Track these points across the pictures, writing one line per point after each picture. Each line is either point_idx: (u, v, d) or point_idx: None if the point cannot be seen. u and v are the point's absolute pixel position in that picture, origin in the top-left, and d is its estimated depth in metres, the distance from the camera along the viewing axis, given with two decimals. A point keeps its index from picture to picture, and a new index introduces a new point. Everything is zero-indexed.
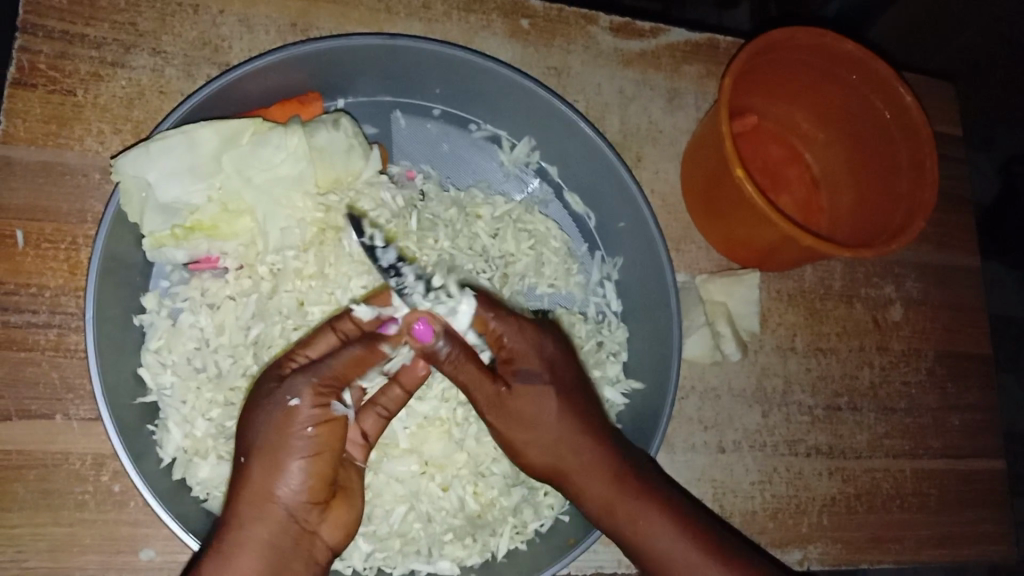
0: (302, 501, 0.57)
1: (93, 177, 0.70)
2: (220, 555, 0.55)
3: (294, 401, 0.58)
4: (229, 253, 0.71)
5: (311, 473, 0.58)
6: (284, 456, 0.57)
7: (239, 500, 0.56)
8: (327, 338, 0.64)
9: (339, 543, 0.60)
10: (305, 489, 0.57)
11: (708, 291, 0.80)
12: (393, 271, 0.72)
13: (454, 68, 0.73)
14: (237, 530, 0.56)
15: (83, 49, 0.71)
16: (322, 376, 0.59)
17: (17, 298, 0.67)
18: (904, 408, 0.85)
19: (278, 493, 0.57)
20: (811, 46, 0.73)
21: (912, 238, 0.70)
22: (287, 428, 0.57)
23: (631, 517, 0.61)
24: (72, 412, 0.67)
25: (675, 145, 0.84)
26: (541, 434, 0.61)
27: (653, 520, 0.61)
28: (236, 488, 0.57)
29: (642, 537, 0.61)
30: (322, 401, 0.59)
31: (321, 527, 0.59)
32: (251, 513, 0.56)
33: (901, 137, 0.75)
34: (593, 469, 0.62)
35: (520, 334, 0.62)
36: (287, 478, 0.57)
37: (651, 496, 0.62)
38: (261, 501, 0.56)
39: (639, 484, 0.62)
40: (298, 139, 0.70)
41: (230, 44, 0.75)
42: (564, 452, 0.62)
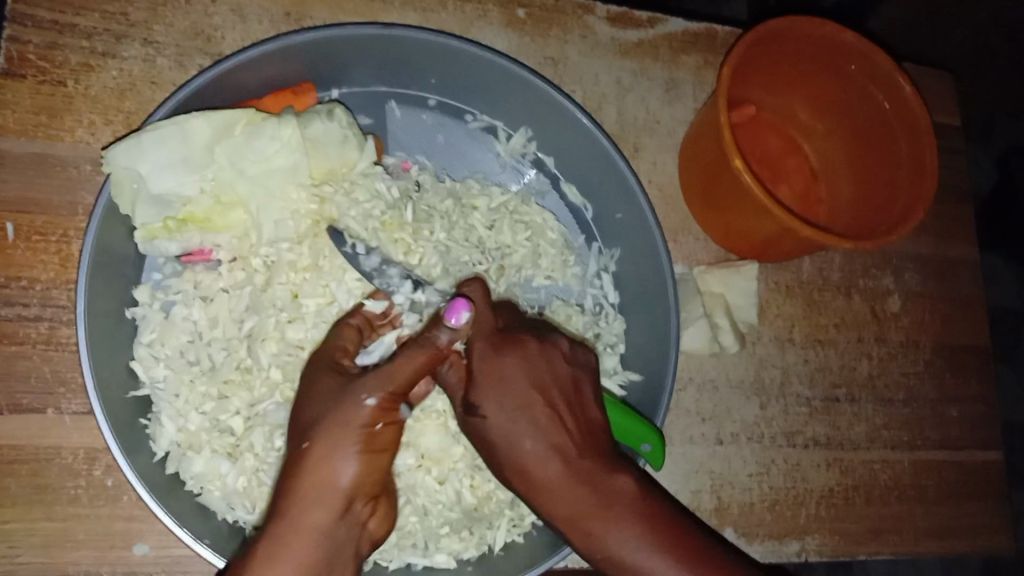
0: (361, 492, 0.55)
1: (84, 169, 0.69)
2: (273, 545, 0.51)
3: (370, 400, 0.55)
4: (223, 245, 0.71)
5: (372, 467, 0.55)
6: (350, 446, 0.54)
7: (297, 487, 0.53)
8: (351, 333, 0.66)
9: (380, 536, 0.59)
10: (366, 481, 0.55)
11: (706, 282, 0.80)
12: (377, 275, 0.71)
13: (450, 58, 0.72)
14: (296, 516, 0.52)
15: (74, 39, 0.70)
16: (399, 382, 0.57)
17: (8, 292, 0.66)
18: (903, 399, 0.85)
19: (340, 479, 0.54)
20: (810, 36, 0.73)
21: (911, 228, 0.69)
22: (355, 422, 0.55)
23: (598, 535, 0.55)
24: (64, 407, 0.66)
25: (672, 136, 0.83)
26: (495, 443, 0.58)
27: (620, 538, 0.55)
28: (290, 477, 0.54)
29: (611, 556, 0.55)
30: (393, 403, 0.57)
31: (370, 521, 0.57)
32: (312, 499, 0.53)
33: (901, 127, 0.74)
34: (555, 489, 0.56)
35: (479, 351, 0.58)
36: (346, 467, 0.54)
37: (621, 512, 0.55)
38: (322, 487, 0.53)
39: (606, 499, 0.55)
40: (292, 130, 0.69)
41: (223, 34, 0.74)
42: (521, 464, 0.57)
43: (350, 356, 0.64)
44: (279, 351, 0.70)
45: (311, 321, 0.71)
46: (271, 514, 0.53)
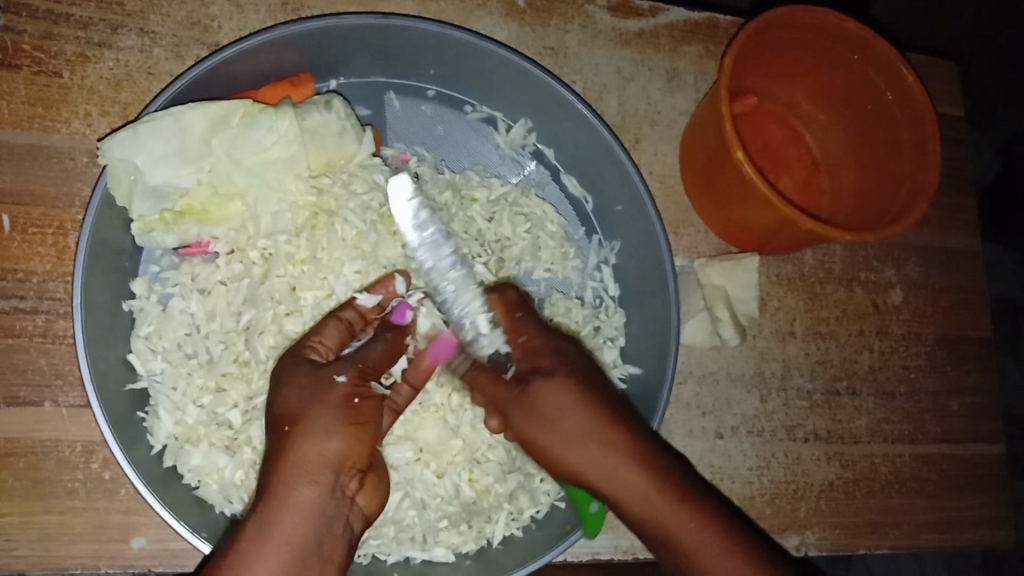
0: (346, 466, 0.57)
1: (80, 161, 0.69)
2: (264, 519, 0.53)
3: (340, 378, 0.59)
4: (220, 238, 0.70)
5: (354, 441, 0.57)
6: (329, 421, 0.56)
7: (284, 463, 0.55)
8: (337, 328, 0.65)
9: (372, 514, 0.60)
10: (351, 454, 0.57)
11: (706, 275, 0.79)
12: (424, 245, 0.72)
13: (448, 48, 0.72)
14: (284, 492, 0.54)
15: (69, 29, 0.69)
16: (364, 361, 0.61)
17: (4, 285, 0.66)
18: (904, 392, 0.84)
19: (324, 453, 0.56)
20: (813, 26, 0.72)
21: (913, 221, 0.68)
22: (333, 399, 0.58)
23: (674, 526, 0.57)
24: (61, 400, 0.66)
25: (673, 127, 0.82)
26: (563, 433, 0.60)
27: (699, 528, 0.57)
28: (277, 456, 0.56)
29: (690, 545, 0.57)
30: (362, 381, 0.60)
31: (359, 496, 0.58)
32: (299, 475, 0.55)
33: (904, 118, 0.74)
34: (625, 473, 0.59)
35: (541, 331, 0.65)
36: (329, 442, 0.56)
37: (697, 504, 0.58)
38: (308, 463, 0.55)
39: (683, 490, 0.59)
40: (288, 121, 0.68)
41: (220, 24, 0.73)
42: (596, 453, 0.59)
43: (323, 352, 0.63)
44: (277, 344, 0.69)
45: (309, 314, 0.70)
46: (261, 490, 0.55)
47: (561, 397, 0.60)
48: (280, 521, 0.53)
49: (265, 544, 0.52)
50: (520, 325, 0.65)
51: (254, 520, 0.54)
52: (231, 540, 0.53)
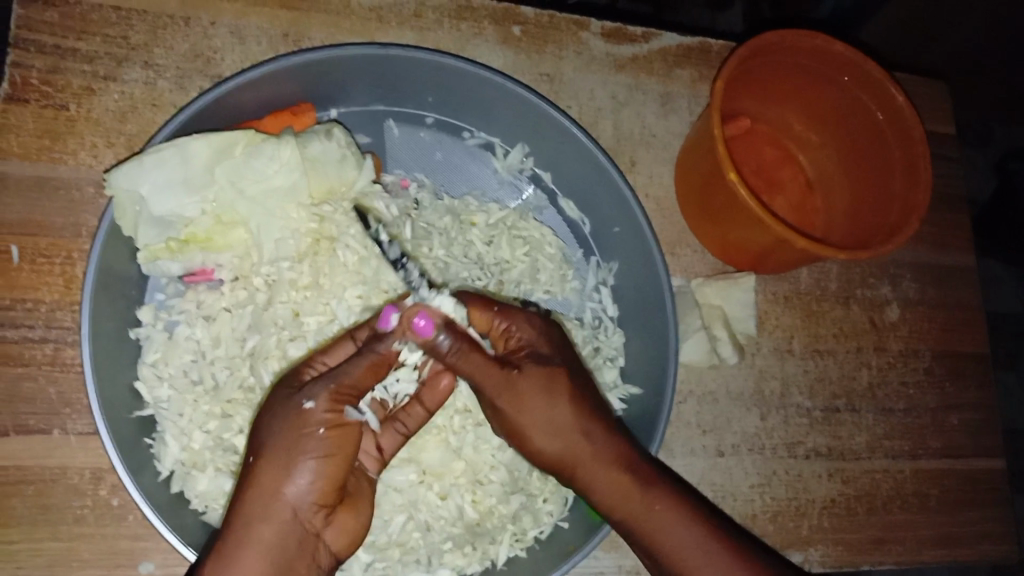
0: (309, 503, 0.57)
1: (87, 191, 0.70)
2: (225, 552, 0.55)
3: (309, 405, 0.58)
4: (224, 265, 0.71)
5: (319, 475, 0.58)
6: (294, 455, 0.57)
7: (247, 498, 0.57)
8: (346, 349, 0.65)
9: (341, 549, 0.61)
10: (315, 491, 0.58)
11: (704, 295, 0.80)
12: (399, 266, 0.73)
13: (445, 76, 0.73)
14: (243, 528, 0.56)
15: (76, 63, 0.71)
16: (340, 382, 0.60)
17: (13, 314, 0.67)
18: (903, 409, 0.85)
19: (284, 490, 0.57)
20: (802, 49, 0.73)
21: (908, 237, 0.70)
22: (298, 428, 0.58)
23: (646, 511, 0.61)
24: (69, 427, 0.67)
25: (668, 149, 0.84)
26: (552, 422, 0.62)
27: (670, 511, 0.61)
28: (243, 489, 0.57)
29: (654, 529, 0.61)
30: (338, 406, 0.59)
31: (326, 531, 0.59)
32: (258, 511, 0.56)
33: (894, 136, 0.75)
34: (597, 461, 0.62)
35: (528, 321, 0.65)
36: (293, 478, 0.57)
37: (666, 490, 0.62)
38: (269, 497, 0.56)
39: (654, 477, 0.63)
40: (290, 150, 0.70)
41: (222, 56, 0.75)
42: (579, 444, 0.62)
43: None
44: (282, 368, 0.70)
45: (312, 339, 0.71)
46: (228, 519, 0.57)
47: (546, 384, 0.61)
48: (241, 555, 0.55)
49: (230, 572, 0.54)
50: (503, 317, 0.64)
51: (222, 548, 0.55)
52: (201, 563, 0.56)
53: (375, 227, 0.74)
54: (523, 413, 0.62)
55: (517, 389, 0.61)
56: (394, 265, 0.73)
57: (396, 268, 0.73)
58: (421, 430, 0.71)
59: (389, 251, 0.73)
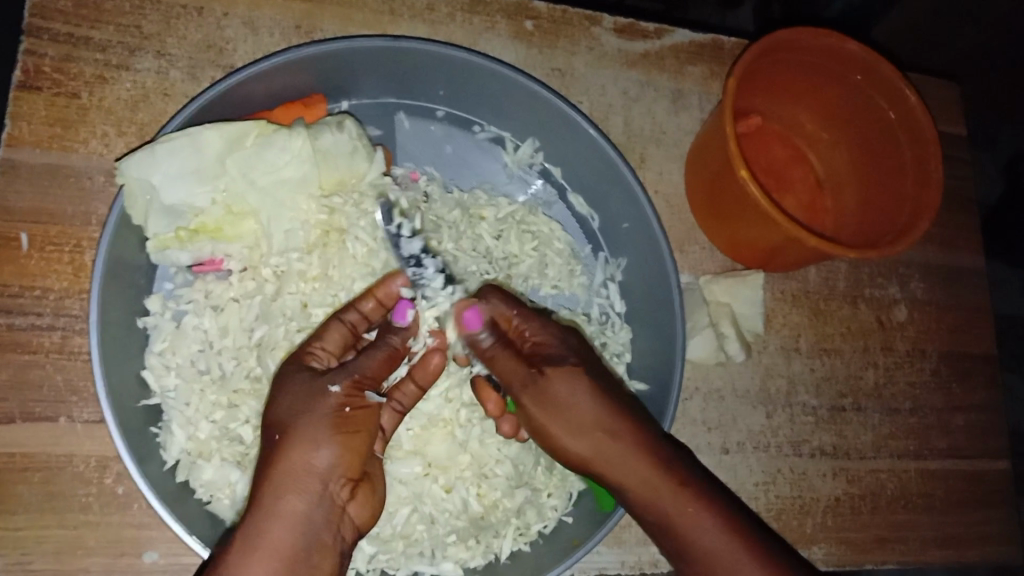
0: (336, 474, 0.57)
1: (97, 180, 0.70)
2: (251, 528, 0.54)
3: (333, 388, 0.60)
4: (233, 256, 0.71)
5: (345, 449, 0.58)
6: (321, 430, 0.57)
7: (273, 472, 0.56)
8: (339, 331, 0.65)
9: (365, 524, 0.60)
10: (341, 463, 0.57)
11: (712, 292, 0.80)
12: (415, 262, 0.73)
13: (457, 70, 0.73)
14: (272, 501, 0.55)
15: (88, 52, 0.71)
16: (361, 371, 0.62)
17: (22, 302, 0.67)
18: (909, 409, 0.85)
19: (314, 462, 0.56)
20: (816, 47, 0.73)
21: (917, 239, 0.69)
22: (323, 408, 0.58)
23: (676, 511, 0.59)
24: (76, 415, 0.67)
25: (679, 146, 0.84)
26: (575, 420, 0.62)
27: (700, 512, 0.58)
28: (268, 465, 0.56)
29: (684, 528, 0.58)
30: (356, 391, 0.61)
31: (350, 505, 0.58)
32: (288, 484, 0.55)
33: (905, 136, 0.75)
34: (623, 457, 0.61)
35: (543, 324, 0.67)
36: (321, 451, 0.56)
37: (698, 491, 0.60)
38: (296, 471, 0.56)
39: (686, 477, 0.60)
40: (302, 141, 0.70)
41: (234, 47, 0.75)
42: (606, 443, 0.62)
43: (325, 358, 0.64)
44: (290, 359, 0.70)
45: None
46: (252, 499, 0.56)
47: (569, 381, 0.63)
48: (269, 532, 0.53)
49: (256, 549, 0.52)
50: (518, 320, 0.66)
51: (246, 529, 0.54)
52: (225, 548, 0.54)
53: (397, 222, 0.74)
54: (545, 411, 0.63)
55: (541, 387, 0.63)
56: (406, 262, 0.73)
57: (408, 265, 0.72)
58: (427, 422, 0.71)
59: (405, 248, 0.73)
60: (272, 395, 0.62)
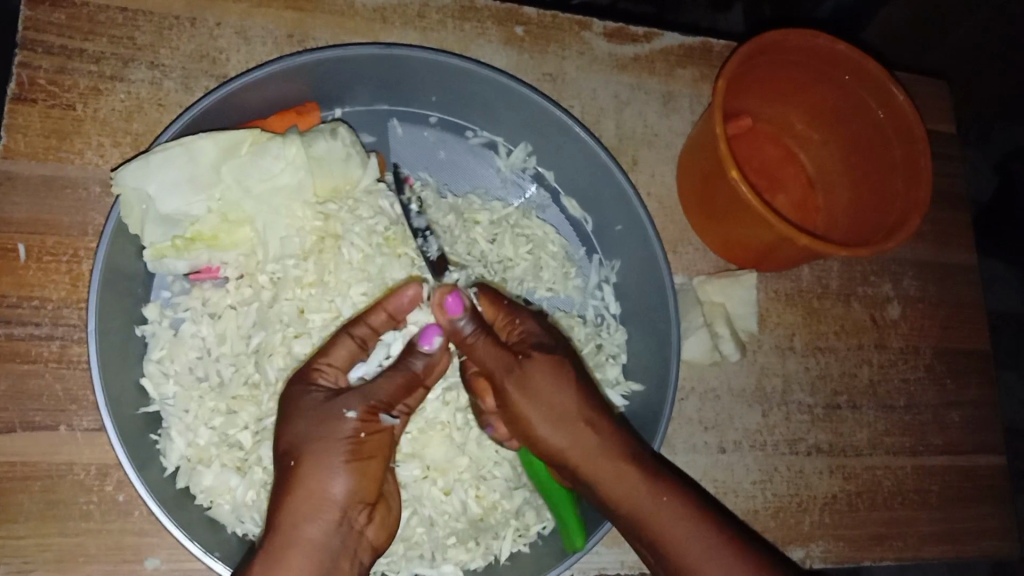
0: (354, 501, 0.59)
1: (93, 190, 0.71)
2: (272, 554, 0.56)
3: (349, 414, 0.60)
4: (230, 263, 0.72)
5: (360, 474, 0.59)
6: (336, 458, 0.58)
7: (292, 501, 0.57)
8: (347, 345, 0.64)
9: (382, 543, 0.62)
10: (358, 489, 0.59)
11: (705, 293, 0.81)
12: (422, 236, 0.74)
13: (449, 76, 0.74)
14: (290, 529, 0.57)
15: (82, 63, 0.72)
16: (376, 396, 0.61)
17: (20, 312, 0.68)
18: (904, 405, 0.85)
19: (331, 491, 0.58)
20: (804, 48, 0.74)
21: (908, 234, 0.70)
22: (339, 434, 0.59)
23: (653, 499, 0.61)
24: (76, 423, 0.67)
25: (670, 148, 0.84)
26: (558, 411, 0.62)
27: (674, 503, 0.61)
28: (285, 496, 0.58)
29: (661, 521, 0.60)
30: (372, 416, 0.61)
31: (368, 528, 0.60)
32: (306, 513, 0.57)
33: (895, 134, 0.75)
34: (602, 453, 0.62)
35: (532, 317, 0.67)
36: (337, 479, 0.58)
37: (669, 483, 0.62)
38: (313, 500, 0.57)
39: (657, 470, 0.63)
40: (296, 149, 0.70)
41: (227, 56, 0.76)
42: (586, 436, 0.62)
43: (333, 376, 0.64)
44: (287, 365, 0.71)
45: (317, 335, 0.72)
46: (269, 526, 0.58)
47: (554, 369, 0.62)
48: (287, 559, 0.56)
49: None
50: (511, 310, 0.66)
51: (267, 552, 0.56)
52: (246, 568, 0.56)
53: (408, 195, 0.76)
54: (527, 397, 0.61)
55: (525, 372, 0.62)
56: (416, 235, 0.74)
57: (417, 238, 0.74)
58: (425, 425, 0.71)
59: (415, 221, 0.75)
60: (279, 418, 0.62)
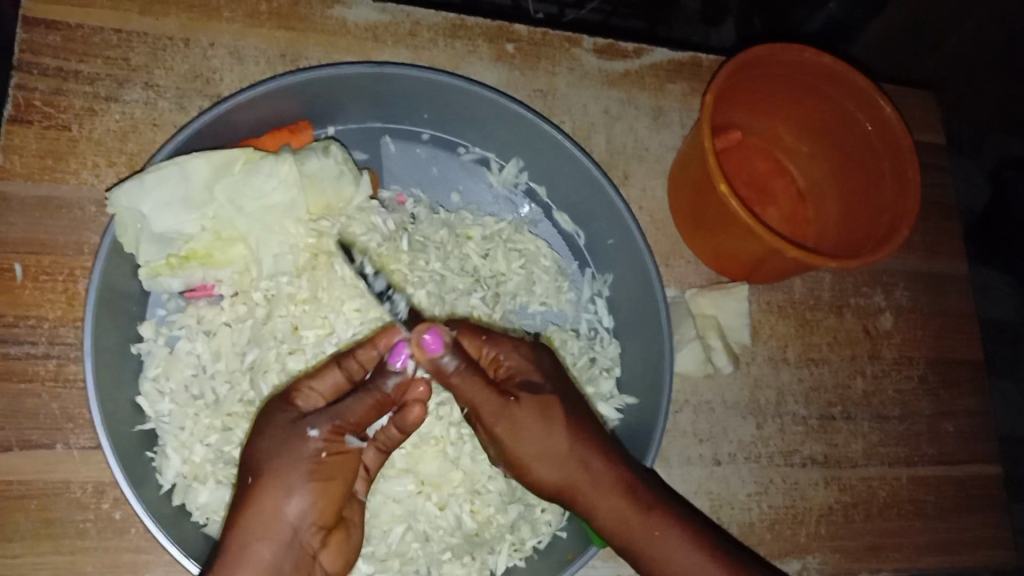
0: (308, 523, 0.58)
1: (89, 210, 0.71)
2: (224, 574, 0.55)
3: (313, 432, 0.59)
4: (224, 280, 0.73)
5: (319, 496, 0.58)
6: (294, 476, 0.57)
7: (244, 518, 0.56)
8: (334, 376, 0.64)
9: (337, 570, 0.61)
10: (313, 511, 0.58)
11: (698, 305, 0.81)
12: (388, 299, 0.73)
13: (440, 93, 0.75)
14: (241, 548, 0.56)
15: (77, 85, 0.73)
16: (344, 416, 0.60)
17: (16, 331, 0.68)
18: (898, 416, 0.85)
19: (286, 511, 0.57)
20: (791, 62, 0.75)
21: (897, 247, 0.70)
22: (299, 453, 0.58)
23: (645, 535, 0.62)
24: (72, 442, 0.67)
25: (662, 162, 0.85)
26: (550, 452, 0.63)
27: (666, 535, 0.62)
28: (240, 511, 0.57)
29: (654, 551, 0.62)
30: (338, 436, 0.59)
31: (321, 553, 0.59)
32: (259, 531, 0.56)
33: (884, 147, 0.76)
34: (597, 488, 0.63)
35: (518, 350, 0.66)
36: (293, 500, 0.57)
37: (664, 512, 0.63)
38: (267, 519, 0.56)
39: (651, 501, 0.63)
40: (289, 167, 0.71)
41: (221, 76, 0.76)
42: (577, 472, 0.63)
43: (312, 400, 0.63)
44: (280, 382, 0.71)
45: (311, 352, 0.72)
46: (224, 542, 0.57)
47: (542, 414, 0.63)
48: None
49: None
50: (492, 345, 0.65)
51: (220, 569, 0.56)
52: None
53: (359, 259, 0.74)
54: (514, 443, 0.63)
55: (511, 417, 0.62)
56: (381, 298, 0.73)
57: (383, 302, 0.73)
58: (419, 440, 0.72)
59: (375, 284, 0.74)
60: (252, 433, 0.62)
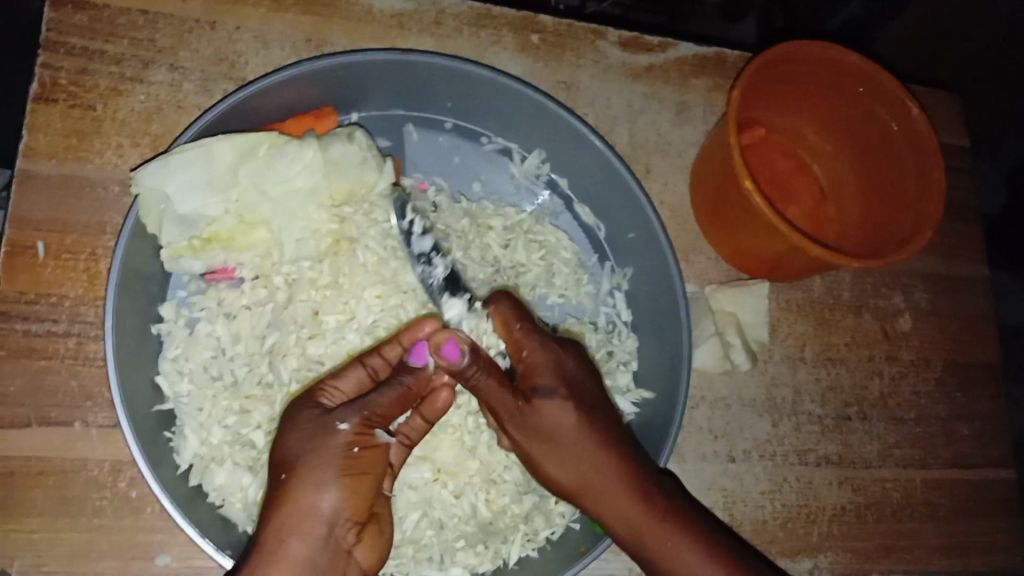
0: (342, 519, 0.58)
1: (112, 190, 0.71)
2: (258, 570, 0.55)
3: (342, 425, 0.59)
4: (245, 264, 0.73)
5: (352, 491, 0.58)
6: (329, 471, 0.57)
7: (278, 515, 0.56)
8: (357, 374, 0.65)
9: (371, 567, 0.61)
10: (347, 507, 0.58)
11: (717, 301, 0.81)
12: (427, 260, 0.74)
13: (464, 82, 0.75)
14: (276, 545, 0.56)
15: (103, 65, 0.73)
16: (372, 408, 0.61)
17: (37, 308, 0.68)
18: (914, 418, 0.85)
19: (320, 506, 0.57)
20: (818, 59, 0.74)
21: (918, 249, 0.70)
22: (332, 447, 0.58)
23: (663, 541, 0.62)
24: (91, 420, 0.68)
25: (684, 157, 0.85)
26: (568, 452, 0.63)
27: (684, 543, 0.62)
28: (274, 506, 0.57)
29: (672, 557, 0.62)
30: (366, 429, 0.60)
31: (356, 548, 0.59)
32: (293, 527, 0.56)
33: (908, 147, 0.76)
34: (618, 493, 0.63)
35: (547, 340, 0.66)
36: (326, 494, 0.57)
37: (686, 519, 0.63)
38: (302, 515, 0.56)
39: (668, 505, 0.63)
40: (313, 152, 0.72)
41: (246, 60, 0.76)
42: (597, 476, 0.63)
43: (338, 397, 0.63)
44: (301, 368, 0.71)
45: (330, 338, 0.72)
46: (257, 539, 0.57)
47: (561, 411, 0.63)
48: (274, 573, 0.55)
49: None
50: (521, 338, 0.66)
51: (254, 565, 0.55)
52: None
53: (408, 218, 0.75)
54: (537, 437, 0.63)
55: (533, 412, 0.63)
56: (417, 260, 0.74)
57: (419, 264, 0.74)
58: (436, 428, 0.72)
59: (415, 245, 0.74)
60: (282, 426, 0.62)
